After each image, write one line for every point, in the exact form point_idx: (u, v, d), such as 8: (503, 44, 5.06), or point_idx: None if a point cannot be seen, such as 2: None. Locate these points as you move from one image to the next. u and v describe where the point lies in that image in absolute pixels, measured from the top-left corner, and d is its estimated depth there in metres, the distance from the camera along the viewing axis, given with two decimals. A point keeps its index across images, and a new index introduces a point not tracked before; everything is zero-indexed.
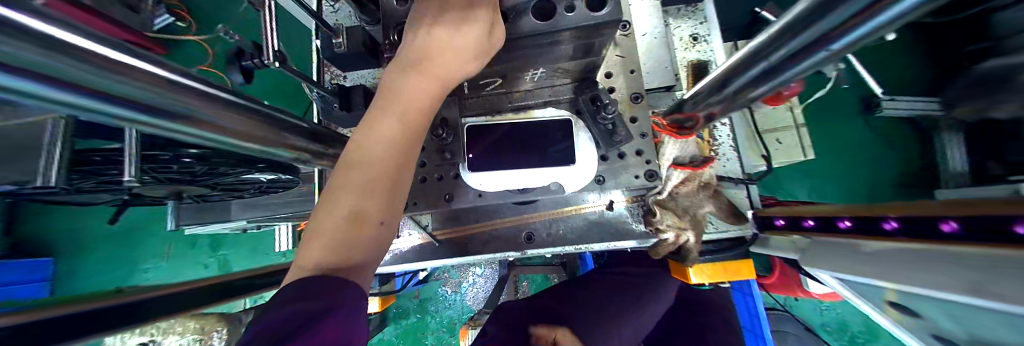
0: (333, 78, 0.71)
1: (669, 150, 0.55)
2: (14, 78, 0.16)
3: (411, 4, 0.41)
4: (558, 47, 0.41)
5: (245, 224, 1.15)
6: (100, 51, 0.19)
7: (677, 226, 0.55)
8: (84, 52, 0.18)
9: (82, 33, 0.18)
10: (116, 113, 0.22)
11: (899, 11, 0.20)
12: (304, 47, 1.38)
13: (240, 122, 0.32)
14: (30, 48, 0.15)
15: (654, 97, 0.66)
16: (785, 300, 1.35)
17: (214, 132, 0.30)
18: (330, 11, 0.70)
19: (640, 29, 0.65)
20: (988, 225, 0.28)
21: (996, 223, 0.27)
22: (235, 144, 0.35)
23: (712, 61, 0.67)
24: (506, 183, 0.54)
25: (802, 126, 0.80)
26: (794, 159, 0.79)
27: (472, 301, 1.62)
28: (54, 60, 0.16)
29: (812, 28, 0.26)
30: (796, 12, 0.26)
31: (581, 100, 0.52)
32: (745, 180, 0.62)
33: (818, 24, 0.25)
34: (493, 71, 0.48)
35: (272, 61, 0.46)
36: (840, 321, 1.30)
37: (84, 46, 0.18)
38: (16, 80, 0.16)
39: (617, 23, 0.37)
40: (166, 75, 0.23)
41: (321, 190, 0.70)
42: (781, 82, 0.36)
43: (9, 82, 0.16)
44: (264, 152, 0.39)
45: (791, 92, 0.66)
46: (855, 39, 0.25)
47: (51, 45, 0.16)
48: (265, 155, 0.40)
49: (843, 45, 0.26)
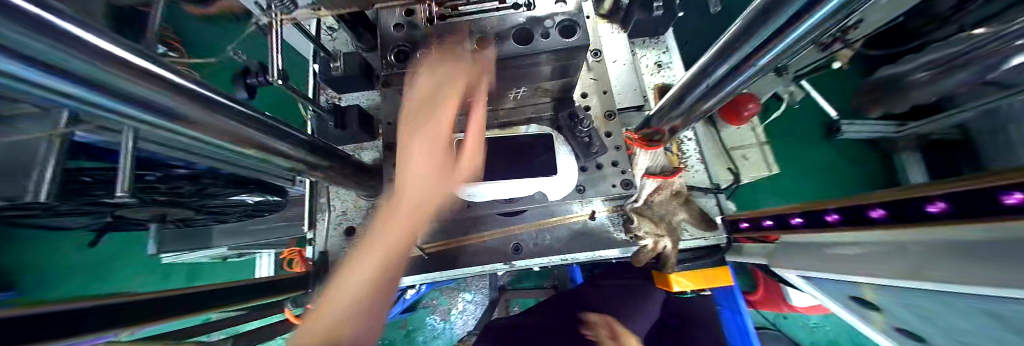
0: (329, 99, 0.75)
1: (642, 161, 0.61)
2: (48, 76, 0.19)
3: (409, 32, 0.47)
4: (537, 68, 0.48)
5: (227, 250, 1.12)
6: (124, 57, 0.22)
7: (654, 233, 0.58)
8: (114, 58, 0.21)
9: (111, 40, 0.21)
10: (129, 112, 0.25)
11: (789, 35, 0.27)
12: (302, 73, 1.45)
13: (241, 126, 0.35)
14: (77, 53, 0.19)
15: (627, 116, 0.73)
16: (774, 319, 1.35)
17: (214, 133, 0.33)
18: (330, 39, 0.76)
19: (612, 57, 0.73)
20: (962, 201, 0.28)
21: (970, 197, 0.28)
22: (232, 148, 0.37)
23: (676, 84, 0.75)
24: (493, 193, 0.58)
25: (764, 144, 0.88)
26: (760, 173, 0.85)
27: (461, 330, 1.55)
28: (89, 63, 0.20)
29: (742, 47, 0.32)
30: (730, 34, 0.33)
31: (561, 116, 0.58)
32: (713, 189, 0.67)
33: (748, 41, 0.31)
34: None
35: (276, 79, 0.50)
36: (830, 340, 1.29)
37: (114, 52, 0.21)
38: (49, 77, 0.19)
39: (586, 47, 0.44)
40: (177, 81, 0.27)
41: (312, 206, 0.71)
42: (724, 94, 0.42)
43: (43, 78, 0.19)
44: (256, 157, 0.42)
45: (749, 112, 0.74)
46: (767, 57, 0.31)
47: (91, 50, 0.20)
48: (259, 161, 0.43)
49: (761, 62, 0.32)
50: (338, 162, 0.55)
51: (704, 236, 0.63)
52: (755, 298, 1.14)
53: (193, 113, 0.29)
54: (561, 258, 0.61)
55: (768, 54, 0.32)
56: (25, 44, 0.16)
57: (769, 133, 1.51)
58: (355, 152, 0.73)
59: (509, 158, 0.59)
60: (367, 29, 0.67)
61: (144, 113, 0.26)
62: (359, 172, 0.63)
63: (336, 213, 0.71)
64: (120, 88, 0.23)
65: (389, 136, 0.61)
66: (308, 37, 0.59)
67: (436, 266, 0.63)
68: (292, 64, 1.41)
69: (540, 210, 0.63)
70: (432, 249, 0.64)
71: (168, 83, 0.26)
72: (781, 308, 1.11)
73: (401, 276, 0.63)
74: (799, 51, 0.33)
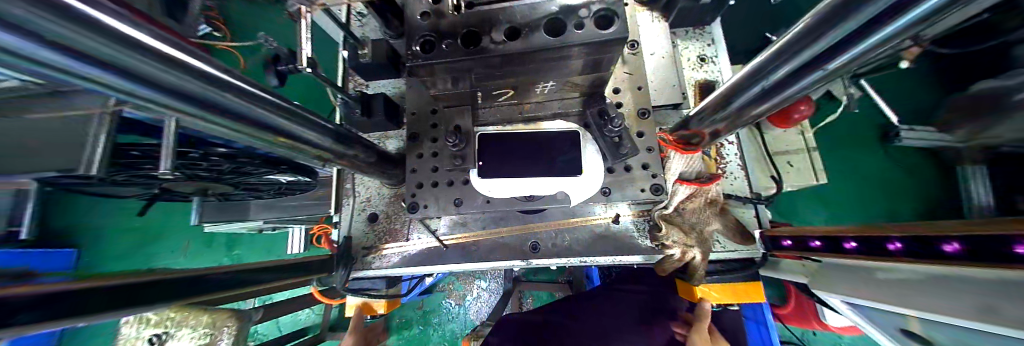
0: (356, 86, 0.75)
1: (675, 166, 0.55)
2: (77, 61, 0.19)
3: (436, 21, 0.45)
4: (569, 61, 0.44)
5: (260, 225, 1.19)
6: (158, 47, 0.22)
7: (683, 243, 0.54)
8: (147, 48, 0.21)
9: (145, 30, 0.21)
10: (166, 102, 0.26)
11: (882, 33, 0.22)
12: (331, 58, 1.48)
13: (274, 115, 0.35)
14: (103, 40, 0.18)
15: (662, 114, 0.68)
16: (803, 335, 1.26)
17: (246, 123, 0.34)
18: (358, 26, 0.76)
19: (649, 49, 0.68)
20: (997, 249, 0.29)
21: (1002, 246, 0.28)
22: (264, 137, 0.38)
23: (719, 82, 0.69)
24: (513, 190, 0.56)
25: (814, 150, 0.79)
26: (806, 182, 0.78)
27: (475, 316, 1.59)
28: (118, 50, 0.19)
29: (811, 48, 0.28)
30: (799, 29, 0.28)
31: (590, 113, 0.55)
32: (753, 199, 0.61)
33: (824, 40, 0.26)
34: (507, 82, 0.50)
35: (304, 66, 0.50)
36: None
37: (148, 43, 0.21)
38: (77, 62, 0.19)
39: (624, 41, 0.40)
40: (210, 73, 0.26)
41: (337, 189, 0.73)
42: (782, 98, 0.37)
43: (69, 63, 0.18)
44: (288, 147, 0.42)
45: (802, 114, 0.66)
46: (849, 58, 0.27)
47: (120, 39, 0.19)
48: (289, 150, 0.44)
49: (839, 62, 0.28)
50: (362, 151, 0.56)
51: (740, 249, 0.58)
52: (783, 312, 1.07)
53: (226, 103, 0.29)
54: (582, 260, 0.58)
55: (846, 57, 0.27)
56: (40, 24, 0.16)
57: (819, 135, 1.37)
58: (380, 141, 0.74)
59: (532, 154, 0.56)
60: (395, 16, 0.66)
61: (181, 103, 0.27)
62: (382, 161, 0.63)
63: (359, 199, 0.72)
64: (154, 75, 0.23)
65: (412, 128, 0.60)
66: (337, 25, 0.58)
67: (452, 259, 0.63)
68: (322, 50, 1.45)
69: (561, 209, 0.61)
70: (450, 242, 0.64)
71: (200, 73, 0.25)
72: (812, 325, 1.04)
73: (417, 267, 0.64)
74: (886, 52, 0.28)
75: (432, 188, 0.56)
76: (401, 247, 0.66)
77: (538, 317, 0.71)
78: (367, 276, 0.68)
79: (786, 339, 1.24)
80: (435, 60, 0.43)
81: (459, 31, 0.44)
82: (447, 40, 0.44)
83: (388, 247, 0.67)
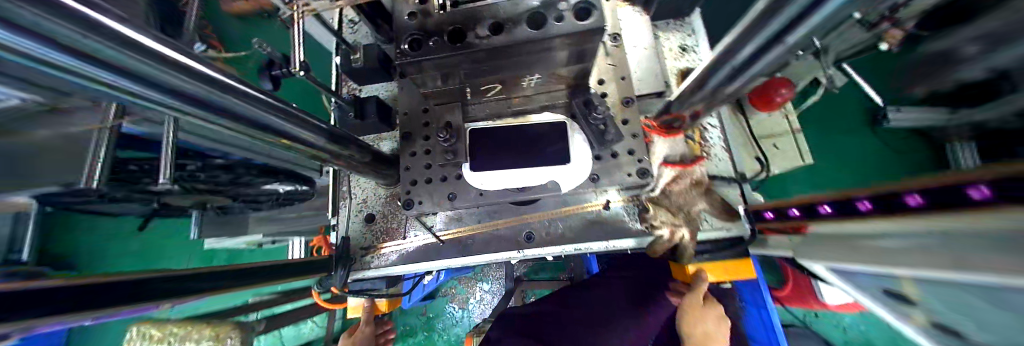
0: (350, 91, 0.77)
1: (659, 148, 0.58)
2: (86, 64, 0.20)
3: (421, 20, 0.47)
4: (552, 53, 0.46)
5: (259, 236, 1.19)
6: (159, 51, 0.23)
7: (670, 222, 0.56)
8: (149, 50, 0.22)
9: (149, 39, 0.22)
10: (167, 102, 0.27)
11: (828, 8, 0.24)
12: (325, 67, 1.50)
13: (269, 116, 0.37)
14: (106, 43, 0.19)
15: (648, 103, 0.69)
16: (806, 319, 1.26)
17: (243, 123, 0.35)
18: (349, 32, 0.78)
19: (632, 42, 0.70)
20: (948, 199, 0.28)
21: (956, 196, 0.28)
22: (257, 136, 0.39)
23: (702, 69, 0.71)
24: (505, 182, 0.57)
25: (799, 132, 0.82)
26: (794, 163, 0.79)
27: (479, 318, 1.58)
28: (123, 53, 0.21)
29: (771, 24, 0.30)
30: (760, 8, 0.30)
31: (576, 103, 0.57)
32: (738, 179, 0.62)
33: (779, 18, 0.28)
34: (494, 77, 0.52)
35: (297, 70, 0.52)
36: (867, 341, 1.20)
37: (150, 47, 0.22)
38: (88, 67, 0.20)
39: (602, 30, 0.42)
40: (209, 75, 0.28)
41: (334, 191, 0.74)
42: (754, 75, 0.39)
43: (80, 66, 0.20)
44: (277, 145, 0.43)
45: (784, 96, 0.68)
46: (805, 32, 0.29)
47: (122, 42, 0.20)
48: (280, 150, 0.45)
49: (797, 38, 0.30)
50: (357, 151, 0.57)
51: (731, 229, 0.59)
52: (781, 294, 1.08)
53: (223, 104, 0.31)
54: (576, 248, 0.59)
55: (804, 32, 0.29)
56: (49, 29, 0.17)
57: (807, 120, 1.39)
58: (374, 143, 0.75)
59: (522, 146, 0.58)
60: (384, 21, 0.68)
61: (182, 103, 0.28)
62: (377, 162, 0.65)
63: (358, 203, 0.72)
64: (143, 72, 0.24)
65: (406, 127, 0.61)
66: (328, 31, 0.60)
67: (449, 254, 0.63)
68: (316, 60, 1.47)
69: (553, 198, 0.62)
70: (446, 237, 0.64)
71: (200, 76, 0.27)
72: (811, 304, 1.05)
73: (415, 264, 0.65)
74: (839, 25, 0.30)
75: (426, 184, 0.58)
76: (399, 245, 0.66)
77: (534, 308, 0.72)
78: (368, 277, 0.69)
79: (788, 323, 1.25)
80: (424, 57, 0.45)
81: (443, 28, 0.46)
82: (434, 38, 0.46)
83: (387, 246, 0.68)
